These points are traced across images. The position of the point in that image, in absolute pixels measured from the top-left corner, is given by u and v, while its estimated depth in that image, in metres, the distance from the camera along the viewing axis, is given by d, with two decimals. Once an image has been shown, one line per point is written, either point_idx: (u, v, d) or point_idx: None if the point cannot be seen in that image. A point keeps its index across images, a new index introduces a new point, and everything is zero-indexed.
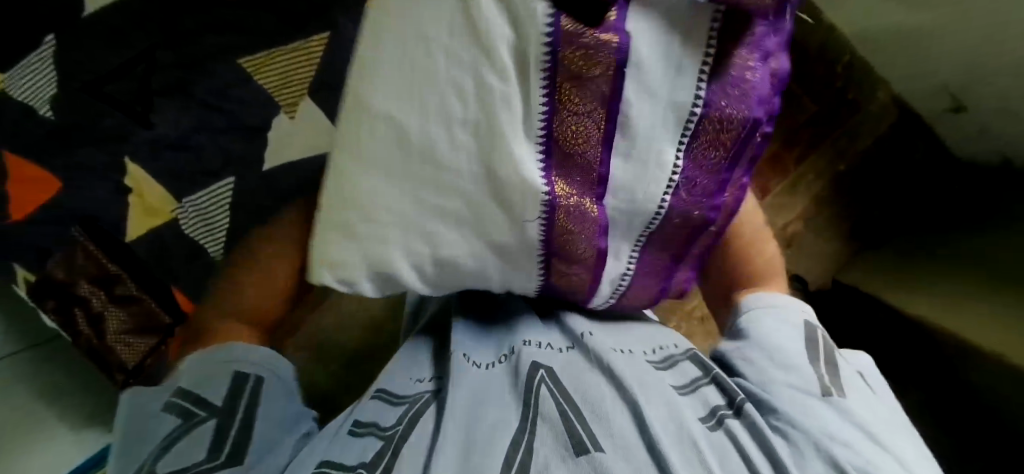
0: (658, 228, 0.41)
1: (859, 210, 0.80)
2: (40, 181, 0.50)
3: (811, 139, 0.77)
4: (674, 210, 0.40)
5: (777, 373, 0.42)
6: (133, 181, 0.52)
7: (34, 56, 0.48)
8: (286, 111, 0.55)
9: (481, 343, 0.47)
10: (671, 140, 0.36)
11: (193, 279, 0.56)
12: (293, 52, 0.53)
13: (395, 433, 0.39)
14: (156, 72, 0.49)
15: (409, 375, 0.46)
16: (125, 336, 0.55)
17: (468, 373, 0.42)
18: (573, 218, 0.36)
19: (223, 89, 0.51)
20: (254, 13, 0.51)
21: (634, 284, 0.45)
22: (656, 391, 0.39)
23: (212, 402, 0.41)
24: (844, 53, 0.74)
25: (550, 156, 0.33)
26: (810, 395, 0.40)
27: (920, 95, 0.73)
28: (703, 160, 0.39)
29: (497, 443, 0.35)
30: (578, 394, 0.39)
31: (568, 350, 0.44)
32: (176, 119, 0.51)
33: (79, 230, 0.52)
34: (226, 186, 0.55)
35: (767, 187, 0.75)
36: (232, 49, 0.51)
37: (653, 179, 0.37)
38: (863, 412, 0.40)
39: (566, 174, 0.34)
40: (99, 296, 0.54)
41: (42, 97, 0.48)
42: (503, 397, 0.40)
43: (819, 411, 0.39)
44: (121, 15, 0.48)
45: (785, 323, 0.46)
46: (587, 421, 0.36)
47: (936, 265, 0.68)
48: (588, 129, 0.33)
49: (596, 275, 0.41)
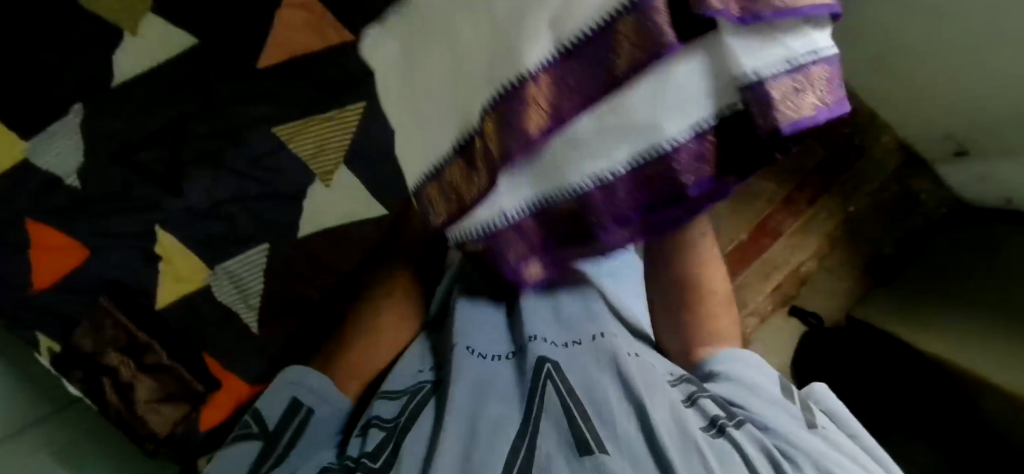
0: (529, 230, 0.33)
1: (879, 249, 0.78)
2: (67, 249, 0.52)
3: (822, 181, 0.78)
4: (540, 220, 0.33)
5: (764, 410, 0.37)
6: (162, 248, 0.54)
7: (60, 125, 0.51)
8: (321, 179, 0.58)
9: (493, 331, 0.44)
10: (616, 128, 0.28)
11: (226, 343, 0.56)
12: (330, 123, 0.57)
13: (397, 423, 0.38)
14: (189, 144, 0.54)
15: (414, 365, 0.44)
16: (157, 404, 0.51)
17: (473, 364, 0.40)
18: (492, 123, 0.28)
19: (256, 159, 0.56)
20: (290, 89, 0.56)
21: (506, 253, 0.35)
22: (661, 394, 0.37)
23: (268, 420, 0.41)
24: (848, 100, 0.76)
25: (585, 64, 0.26)
26: (794, 424, 0.37)
27: (926, 141, 0.73)
28: (603, 199, 0.30)
29: (503, 438, 0.34)
30: (585, 394, 0.37)
31: (575, 344, 0.41)
32: (207, 188, 0.54)
33: (106, 297, 0.52)
34: (261, 252, 0.57)
35: (781, 225, 0.78)
36: (269, 119, 0.56)
37: (590, 160, 0.29)
38: (850, 445, 0.36)
39: (563, 74, 0.26)
40: (128, 365, 0.51)
41: (67, 167, 0.51)
42: (506, 392, 0.38)
43: (802, 438, 0.35)
44: (150, 86, 0.53)
45: (760, 369, 0.41)
46: (594, 424, 0.35)
47: (947, 297, 0.68)
48: (589, 70, 0.26)
49: (474, 206, 0.32)
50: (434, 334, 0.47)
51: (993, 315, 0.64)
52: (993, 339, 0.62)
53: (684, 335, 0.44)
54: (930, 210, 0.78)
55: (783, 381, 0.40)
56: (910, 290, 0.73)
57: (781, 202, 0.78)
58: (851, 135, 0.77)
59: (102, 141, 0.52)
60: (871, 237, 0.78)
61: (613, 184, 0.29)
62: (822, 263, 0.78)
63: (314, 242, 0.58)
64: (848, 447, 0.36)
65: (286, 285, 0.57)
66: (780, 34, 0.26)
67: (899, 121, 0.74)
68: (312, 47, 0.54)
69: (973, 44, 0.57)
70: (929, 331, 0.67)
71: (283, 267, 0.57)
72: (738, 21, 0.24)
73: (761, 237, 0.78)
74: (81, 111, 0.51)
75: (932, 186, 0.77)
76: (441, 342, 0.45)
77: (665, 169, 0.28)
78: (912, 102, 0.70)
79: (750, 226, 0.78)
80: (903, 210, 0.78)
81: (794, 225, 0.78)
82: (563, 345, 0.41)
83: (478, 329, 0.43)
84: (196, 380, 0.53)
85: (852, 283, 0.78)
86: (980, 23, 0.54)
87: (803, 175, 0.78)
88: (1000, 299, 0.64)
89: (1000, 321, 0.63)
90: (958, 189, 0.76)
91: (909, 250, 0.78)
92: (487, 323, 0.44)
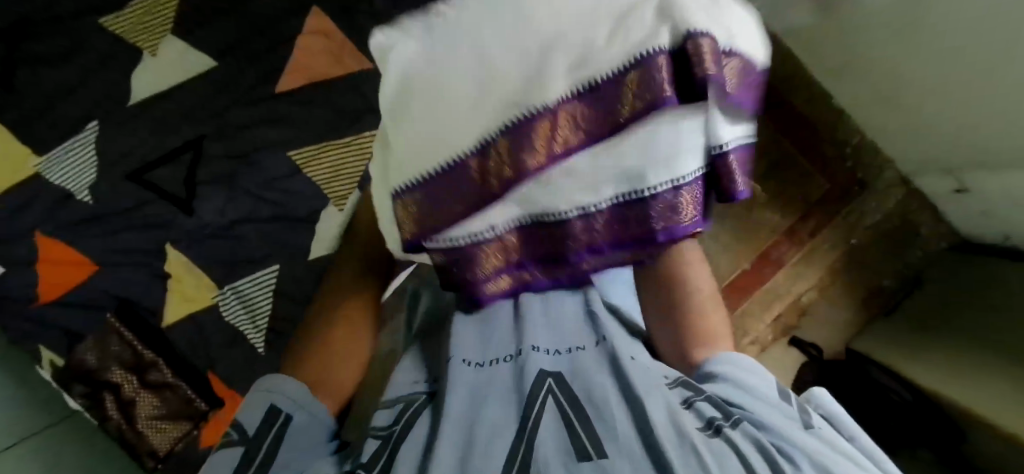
0: (515, 243, 0.36)
1: (881, 282, 0.80)
2: (79, 265, 0.53)
3: (826, 213, 0.79)
4: (525, 237, 0.36)
5: (761, 408, 0.33)
6: (172, 266, 0.55)
7: (76, 142, 0.54)
8: (336, 202, 0.57)
9: (496, 333, 0.40)
10: (607, 171, 0.32)
11: (231, 364, 0.56)
12: (343, 145, 0.57)
13: (391, 433, 0.34)
14: (204, 167, 0.55)
15: (407, 377, 0.40)
16: (158, 421, 0.54)
17: (464, 373, 0.37)
18: (505, 145, 0.30)
19: (270, 181, 0.56)
20: (306, 110, 0.57)
21: (480, 264, 0.36)
22: (659, 394, 0.33)
23: (246, 428, 0.33)
24: (851, 135, 0.78)
25: (581, 109, 0.30)
26: (793, 424, 0.31)
27: (926, 175, 0.74)
28: (585, 227, 0.34)
29: (497, 452, 0.30)
30: (585, 400, 0.33)
31: (576, 350, 0.38)
32: (220, 209, 0.55)
33: (113, 314, 0.54)
34: (270, 275, 0.57)
35: (783, 257, 0.79)
36: (287, 141, 0.56)
37: (582, 191, 0.33)
38: (851, 449, 0.31)
39: (576, 113, 0.30)
40: (131, 381, 0.54)
41: (81, 183, 0.54)
42: (503, 399, 0.35)
43: (800, 437, 0.30)
44: (168, 105, 0.55)
45: (756, 373, 0.35)
46: (591, 426, 0.32)
47: (947, 331, 0.69)
48: (599, 109, 0.30)
49: (461, 212, 0.33)
50: (428, 348, 0.43)
51: (982, 341, 0.64)
52: (975, 367, 0.63)
53: (675, 330, 0.39)
54: (929, 244, 0.79)
55: (782, 387, 0.35)
56: (911, 322, 0.74)
57: (784, 232, 0.79)
58: (855, 169, 0.79)
59: (120, 158, 0.54)
60: (872, 269, 0.80)
61: (594, 216, 0.34)
62: (824, 293, 0.79)
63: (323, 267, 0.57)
64: (849, 452, 0.30)
65: (293, 308, 0.57)
66: (738, 117, 0.33)
67: (901, 156, 0.75)
68: (329, 74, 0.58)
69: (953, 79, 0.59)
70: (921, 362, 0.68)
71: (291, 290, 0.57)
72: (720, 100, 0.30)
73: (763, 266, 0.79)
74: (95, 128, 0.54)
75: (933, 221, 0.79)
76: (437, 354, 0.41)
77: (642, 213, 0.33)
78: (908, 135, 0.71)
79: (753, 255, 0.79)
80: (902, 244, 0.79)
81: (796, 255, 0.79)
82: (562, 353, 0.38)
83: (472, 336, 0.39)
84: (200, 399, 0.55)
85: (850, 313, 0.80)
86: (960, 55, 0.56)
87: (807, 206, 0.80)
88: (992, 325, 0.65)
89: (987, 348, 0.63)
90: (959, 225, 0.77)
91: (908, 283, 0.79)
92: (485, 330, 0.40)
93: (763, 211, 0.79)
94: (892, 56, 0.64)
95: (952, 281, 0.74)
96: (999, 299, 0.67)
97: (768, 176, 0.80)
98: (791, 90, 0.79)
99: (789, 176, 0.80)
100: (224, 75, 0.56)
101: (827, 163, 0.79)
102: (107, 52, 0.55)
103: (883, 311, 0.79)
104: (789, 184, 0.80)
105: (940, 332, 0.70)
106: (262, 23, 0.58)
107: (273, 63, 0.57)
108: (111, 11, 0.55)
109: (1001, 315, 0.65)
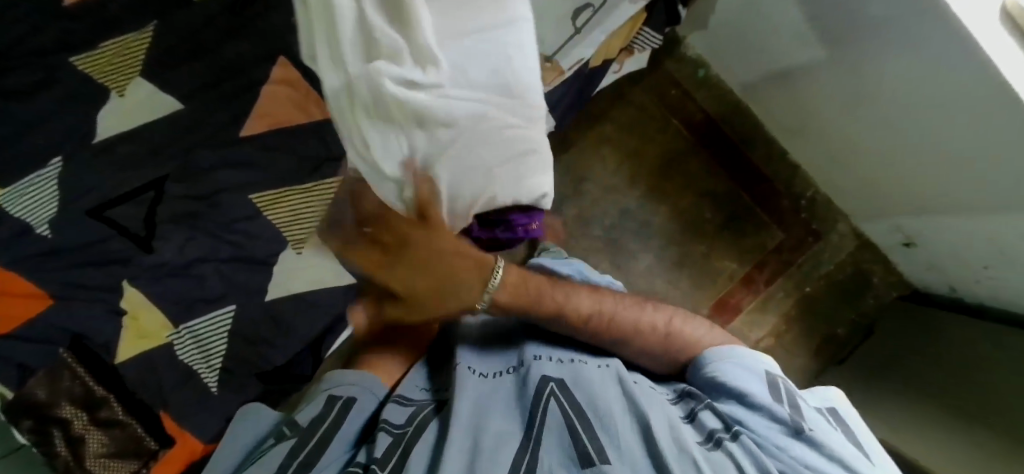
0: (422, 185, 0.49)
1: (834, 329, 0.85)
2: (29, 298, 0.53)
3: (782, 260, 0.86)
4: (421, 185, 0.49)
5: (755, 415, 0.39)
6: (128, 304, 0.57)
7: (36, 176, 0.54)
8: (293, 246, 0.64)
9: (498, 343, 0.48)
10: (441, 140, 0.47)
11: (180, 402, 0.62)
12: (299, 191, 0.63)
13: (404, 433, 0.39)
14: (164, 204, 0.57)
15: (418, 384, 0.46)
16: (107, 459, 0.58)
17: (473, 381, 0.42)
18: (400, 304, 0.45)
19: (230, 222, 0.60)
20: (267, 156, 0.62)
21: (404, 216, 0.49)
22: (659, 408, 0.38)
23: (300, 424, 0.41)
24: (806, 189, 0.86)
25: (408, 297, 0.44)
26: (782, 427, 0.38)
27: (875, 226, 0.80)
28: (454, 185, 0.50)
29: (506, 452, 0.35)
30: (586, 405, 0.37)
31: (580, 362, 0.43)
32: (177, 248, 0.58)
33: (67, 351, 0.55)
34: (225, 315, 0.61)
35: (740, 303, 0.85)
36: (249, 185, 0.61)
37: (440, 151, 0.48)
38: (838, 440, 0.37)
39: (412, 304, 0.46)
40: (80, 418, 0.56)
41: (40, 216, 0.53)
42: (505, 409, 0.39)
43: (792, 446, 0.36)
44: (136, 141, 0.57)
45: (749, 369, 0.42)
46: (595, 432, 0.36)
47: (903, 377, 0.72)
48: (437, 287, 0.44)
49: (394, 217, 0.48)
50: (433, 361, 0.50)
51: (932, 392, 0.67)
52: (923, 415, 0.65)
53: (668, 362, 0.47)
54: (881, 294, 0.85)
55: (773, 382, 0.42)
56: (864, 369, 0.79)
57: (740, 280, 0.85)
58: (810, 221, 0.86)
59: (85, 193, 0.55)
60: (827, 317, 0.85)
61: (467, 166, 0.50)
62: (779, 339, 0.84)
63: (280, 311, 0.64)
64: (833, 445, 0.37)
65: (244, 341, 0.63)
66: None
67: (848, 207, 0.82)
68: (295, 120, 0.63)
69: (892, 142, 0.62)
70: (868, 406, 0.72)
71: (245, 329, 0.63)
72: None
73: (721, 313, 0.85)
74: (58, 163, 0.54)
75: (884, 271, 0.85)
76: (440, 369, 0.48)
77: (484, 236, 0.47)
78: (858, 188, 0.76)
79: (710, 301, 0.85)
80: (854, 293, 0.85)
81: (753, 301, 0.85)
82: (565, 361, 0.43)
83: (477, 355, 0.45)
84: (151, 438, 0.60)
85: (803, 359, 0.84)
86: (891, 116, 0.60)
87: (765, 255, 0.86)
88: (938, 372, 0.68)
89: (937, 393, 0.66)
90: (908, 275, 0.82)
91: (861, 330, 0.85)
92: (490, 342, 0.47)
93: (722, 261, 0.85)
94: (835, 118, 0.68)
95: (900, 329, 0.79)
96: (947, 344, 0.70)
97: (731, 228, 0.86)
98: (749, 145, 0.87)
99: (747, 224, 0.86)
100: (194, 116, 0.60)
101: (785, 216, 0.86)
102: (81, 88, 0.56)
103: (834, 357, 0.85)
104: (744, 233, 0.86)
105: (893, 380, 0.73)
106: (232, 66, 0.61)
107: (244, 107, 0.61)
108: (80, 50, 0.56)
109: (943, 359, 0.69)
